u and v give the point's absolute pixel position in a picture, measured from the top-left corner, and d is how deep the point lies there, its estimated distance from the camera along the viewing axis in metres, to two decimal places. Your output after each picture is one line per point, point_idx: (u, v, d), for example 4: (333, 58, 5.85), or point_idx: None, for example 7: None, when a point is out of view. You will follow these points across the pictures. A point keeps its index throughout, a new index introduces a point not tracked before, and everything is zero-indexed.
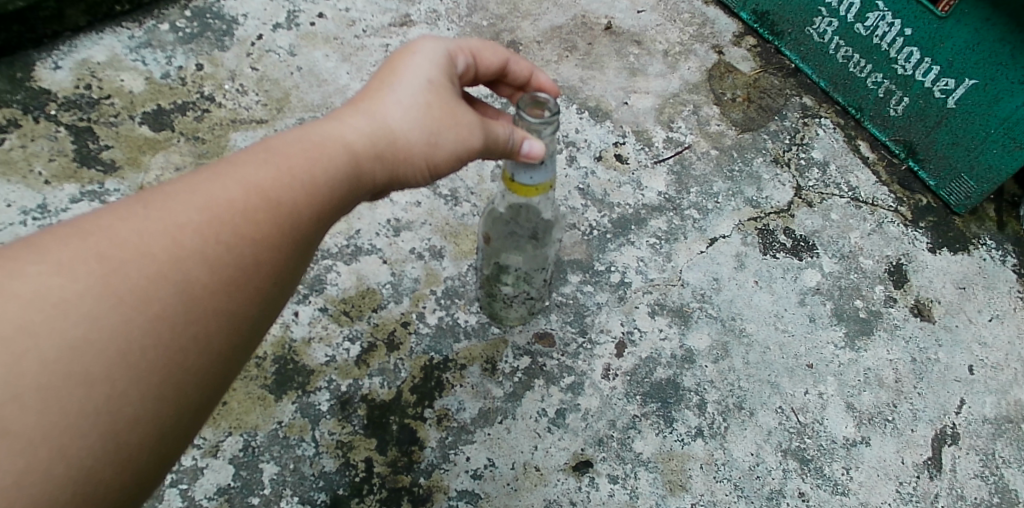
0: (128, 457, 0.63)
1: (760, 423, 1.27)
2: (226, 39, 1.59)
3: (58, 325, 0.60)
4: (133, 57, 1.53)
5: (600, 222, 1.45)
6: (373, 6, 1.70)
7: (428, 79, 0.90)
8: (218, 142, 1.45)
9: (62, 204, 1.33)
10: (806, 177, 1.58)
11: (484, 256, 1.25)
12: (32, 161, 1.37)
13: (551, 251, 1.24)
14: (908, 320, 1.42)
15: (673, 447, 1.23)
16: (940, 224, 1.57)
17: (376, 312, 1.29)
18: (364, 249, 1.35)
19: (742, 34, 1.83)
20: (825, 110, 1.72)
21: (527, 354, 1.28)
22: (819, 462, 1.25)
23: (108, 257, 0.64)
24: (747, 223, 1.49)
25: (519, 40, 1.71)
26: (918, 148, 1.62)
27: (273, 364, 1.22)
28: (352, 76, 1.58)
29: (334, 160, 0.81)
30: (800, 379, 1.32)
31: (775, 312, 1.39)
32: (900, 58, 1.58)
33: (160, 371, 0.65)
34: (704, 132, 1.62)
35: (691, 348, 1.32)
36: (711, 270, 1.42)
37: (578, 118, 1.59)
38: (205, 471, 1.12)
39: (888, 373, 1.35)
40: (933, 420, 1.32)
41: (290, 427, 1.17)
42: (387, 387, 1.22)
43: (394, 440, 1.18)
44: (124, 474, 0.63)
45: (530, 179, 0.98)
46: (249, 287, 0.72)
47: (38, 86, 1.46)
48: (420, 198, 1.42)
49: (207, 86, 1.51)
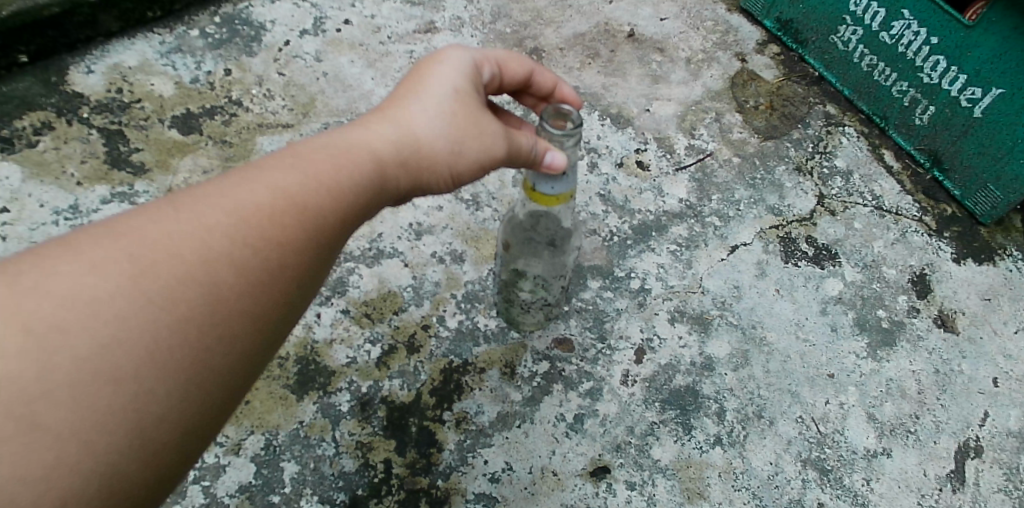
0: (153, 455, 0.64)
1: (779, 433, 1.26)
2: (254, 45, 1.62)
3: (90, 323, 0.62)
4: (163, 62, 1.57)
5: (621, 228, 1.45)
6: (398, 13, 1.72)
7: (453, 88, 0.91)
8: (245, 145, 1.47)
9: (93, 205, 1.36)
10: (829, 185, 1.58)
11: (504, 260, 1.24)
12: (65, 162, 1.40)
13: (571, 258, 1.24)
14: (931, 331, 1.40)
15: (691, 454, 1.23)
16: (965, 234, 1.56)
17: (397, 315, 1.30)
18: (386, 252, 1.36)
19: (765, 42, 1.82)
20: (848, 118, 1.71)
21: (546, 359, 1.29)
22: (839, 472, 1.24)
23: (139, 258, 0.66)
24: (769, 230, 1.49)
25: (542, 47, 1.72)
26: (943, 157, 1.61)
27: (295, 365, 1.24)
28: (376, 82, 1.60)
29: (359, 166, 0.83)
30: (820, 388, 1.31)
31: (796, 320, 1.38)
32: (926, 66, 1.56)
33: (186, 371, 0.66)
34: (726, 139, 1.62)
35: (710, 355, 1.32)
36: (731, 278, 1.41)
37: (600, 124, 1.59)
38: (227, 468, 1.14)
39: (911, 383, 1.34)
40: (956, 432, 1.30)
41: (310, 427, 1.19)
42: (406, 390, 1.23)
43: (413, 442, 1.19)
44: (148, 472, 0.64)
45: (549, 188, 0.98)
46: (273, 289, 0.73)
47: (72, 90, 1.49)
48: (442, 202, 1.43)
49: (234, 91, 1.54)
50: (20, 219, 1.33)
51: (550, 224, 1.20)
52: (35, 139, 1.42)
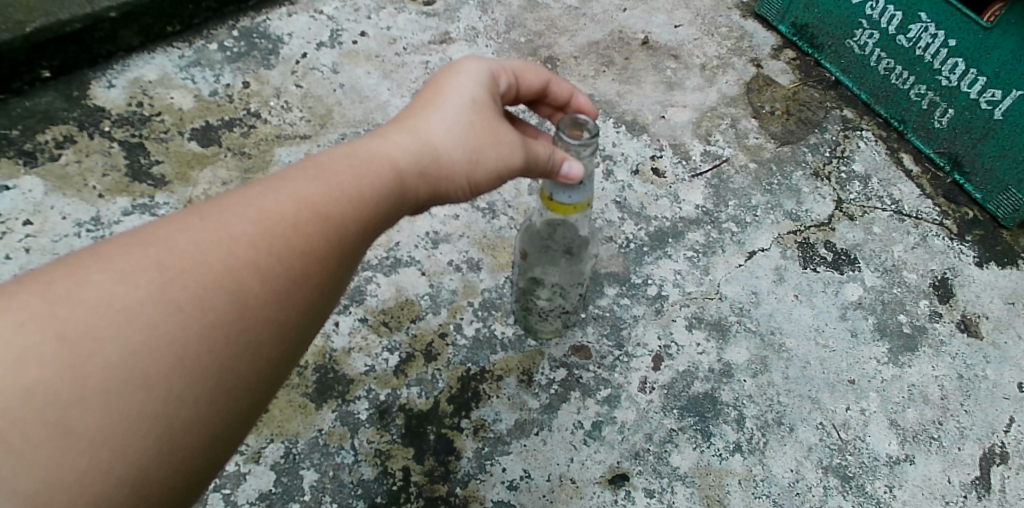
0: (181, 461, 0.65)
1: (800, 439, 1.25)
2: (272, 57, 1.64)
3: (121, 331, 0.63)
4: (182, 75, 1.59)
5: (637, 235, 1.45)
6: (414, 24, 1.73)
7: (471, 98, 0.92)
8: (264, 157, 1.49)
9: (115, 217, 1.38)
10: (847, 190, 1.56)
11: (521, 269, 1.25)
12: (87, 175, 1.42)
13: (586, 265, 1.24)
14: (954, 336, 1.38)
15: (710, 462, 1.22)
16: (987, 238, 1.54)
17: (414, 323, 1.31)
18: (403, 261, 1.37)
19: (781, 48, 1.82)
20: (866, 122, 1.70)
21: (564, 366, 1.28)
22: (860, 479, 1.23)
23: (167, 267, 0.67)
24: (787, 236, 1.48)
25: (556, 56, 1.73)
26: (964, 160, 1.59)
27: (314, 374, 1.24)
28: (392, 93, 1.61)
29: (380, 175, 0.84)
30: (841, 395, 1.30)
31: (815, 326, 1.37)
32: (944, 69, 1.56)
33: (213, 378, 0.67)
34: (742, 145, 1.61)
35: (729, 362, 1.31)
36: (749, 284, 1.41)
37: (615, 132, 1.60)
38: (247, 476, 1.14)
39: (933, 389, 1.32)
40: (981, 438, 1.28)
41: (329, 435, 1.19)
42: (424, 397, 1.23)
43: (431, 450, 1.19)
44: (176, 478, 0.65)
45: (568, 197, 0.99)
46: (296, 298, 0.74)
47: (93, 104, 1.52)
48: (458, 211, 1.44)
49: (253, 103, 1.56)
50: (43, 231, 1.35)
51: (566, 233, 1.20)
52: (57, 152, 1.45)
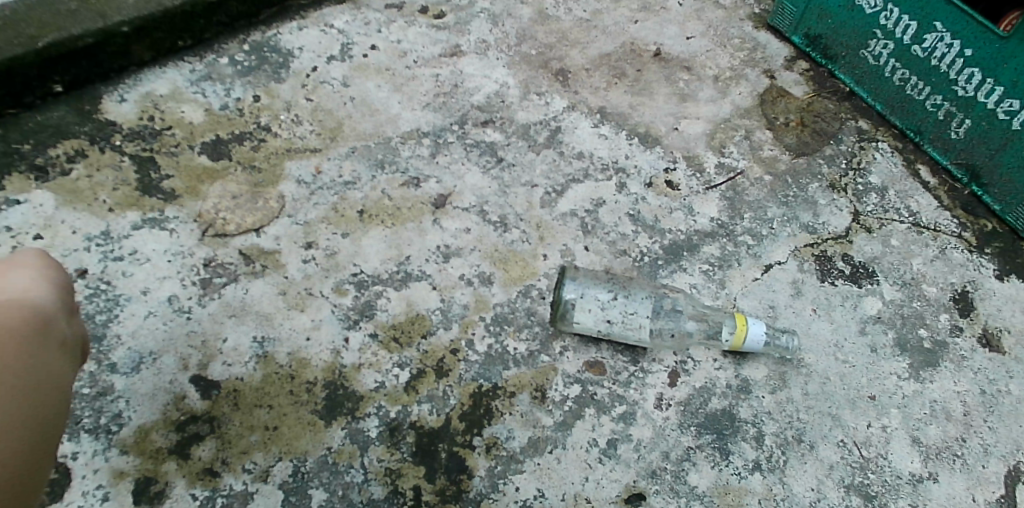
0: (15, 449, 0.58)
1: (821, 458, 1.22)
2: (283, 71, 1.64)
3: None
4: (193, 90, 1.58)
5: (651, 248, 1.43)
6: (425, 37, 1.73)
7: None
8: (274, 171, 1.47)
9: (125, 231, 1.36)
10: (864, 202, 1.54)
11: (603, 282, 1.36)
12: (97, 190, 1.40)
13: (635, 329, 1.29)
14: (976, 351, 1.35)
15: (729, 481, 1.19)
16: (1007, 250, 1.51)
17: (425, 339, 1.29)
18: (414, 275, 1.35)
19: (794, 59, 1.81)
20: (881, 133, 1.68)
21: (578, 383, 1.26)
22: (884, 498, 1.19)
23: None
24: (804, 249, 1.45)
25: (567, 68, 1.72)
26: (982, 172, 1.57)
27: (324, 390, 1.22)
28: (403, 106, 1.60)
29: None
30: (862, 411, 1.27)
31: (834, 341, 1.34)
32: (960, 79, 1.54)
33: (11, 375, 0.62)
34: (756, 157, 1.59)
35: (746, 378, 1.29)
36: (766, 298, 1.38)
37: (627, 144, 1.58)
38: (255, 496, 1.12)
39: (956, 405, 1.29)
40: (1005, 455, 1.25)
41: (339, 453, 1.17)
42: (435, 414, 1.21)
43: (443, 468, 1.17)
44: (12, 467, 0.57)
45: (754, 341, 1.28)
46: None
47: (104, 119, 1.52)
48: (469, 225, 1.43)
49: (263, 117, 1.55)
50: (53, 245, 1.32)
51: (642, 295, 1.35)
52: (68, 167, 1.43)
